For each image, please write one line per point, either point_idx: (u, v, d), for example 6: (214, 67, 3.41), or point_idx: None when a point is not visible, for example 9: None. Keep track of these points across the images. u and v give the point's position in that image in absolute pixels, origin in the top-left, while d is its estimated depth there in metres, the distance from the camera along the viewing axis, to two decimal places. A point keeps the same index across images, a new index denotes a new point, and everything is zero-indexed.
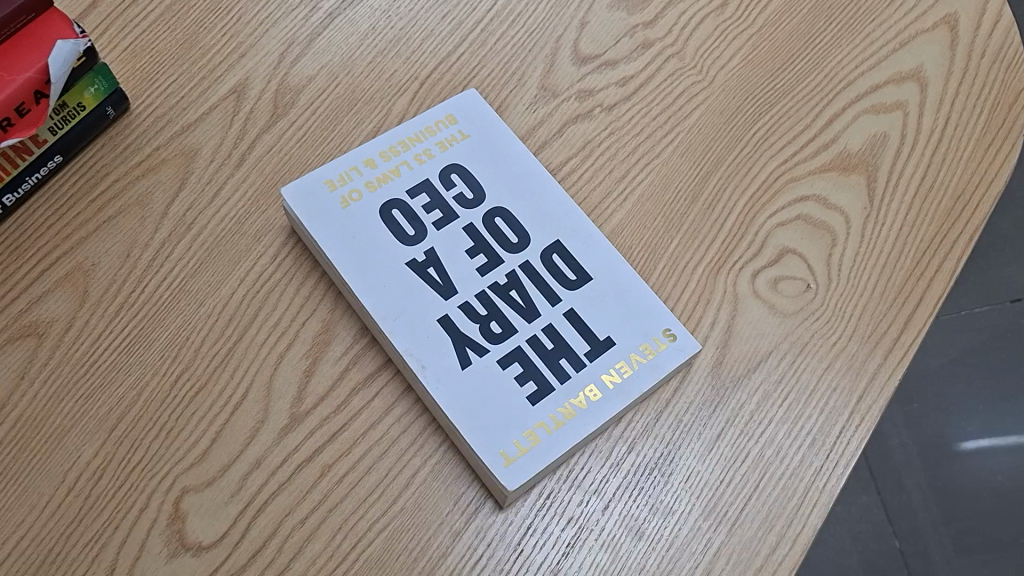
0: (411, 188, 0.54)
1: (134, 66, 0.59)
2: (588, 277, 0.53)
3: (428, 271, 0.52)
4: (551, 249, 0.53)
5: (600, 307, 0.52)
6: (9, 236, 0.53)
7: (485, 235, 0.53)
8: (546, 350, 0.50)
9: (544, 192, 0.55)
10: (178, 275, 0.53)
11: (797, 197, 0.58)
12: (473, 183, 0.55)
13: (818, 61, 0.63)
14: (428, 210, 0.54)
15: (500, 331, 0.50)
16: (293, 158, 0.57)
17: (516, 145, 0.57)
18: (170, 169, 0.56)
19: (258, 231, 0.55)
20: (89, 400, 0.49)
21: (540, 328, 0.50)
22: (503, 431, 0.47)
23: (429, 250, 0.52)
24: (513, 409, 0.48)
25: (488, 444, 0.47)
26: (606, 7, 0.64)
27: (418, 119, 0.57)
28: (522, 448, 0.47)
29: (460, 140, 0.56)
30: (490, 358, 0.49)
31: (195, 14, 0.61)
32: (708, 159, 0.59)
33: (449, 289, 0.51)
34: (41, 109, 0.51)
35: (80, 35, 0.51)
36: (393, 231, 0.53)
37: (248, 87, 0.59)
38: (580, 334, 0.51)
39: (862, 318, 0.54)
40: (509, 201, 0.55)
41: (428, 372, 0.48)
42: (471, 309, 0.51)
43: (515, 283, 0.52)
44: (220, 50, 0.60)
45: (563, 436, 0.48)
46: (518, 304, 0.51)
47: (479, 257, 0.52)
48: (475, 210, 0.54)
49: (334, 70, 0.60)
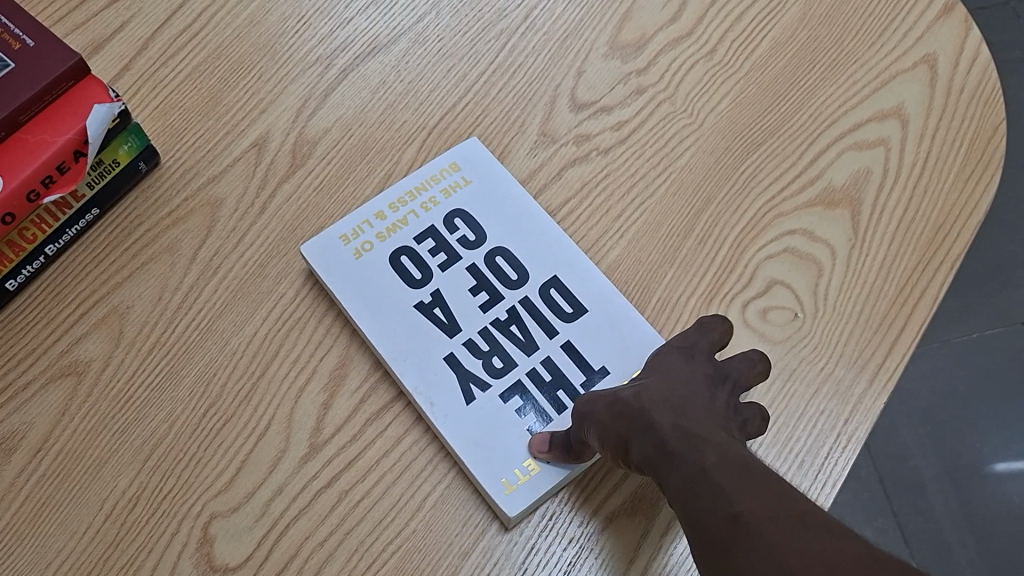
0: (418, 234, 0.59)
1: (164, 123, 0.64)
2: (584, 309, 0.57)
3: (435, 311, 0.56)
4: (548, 284, 0.57)
5: (596, 338, 0.56)
6: (50, 283, 0.58)
7: (487, 274, 0.58)
8: (545, 382, 0.54)
9: (542, 231, 0.59)
10: (206, 316, 0.57)
11: (784, 231, 0.61)
12: (475, 226, 0.59)
13: (804, 101, 0.66)
14: (434, 253, 0.58)
15: (501, 365, 0.55)
16: (310, 206, 0.62)
17: (515, 186, 0.61)
18: (198, 218, 0.61)
19: (279, 274, 0.59)
20: (125, 432, 0.54)
21: (539, 361, 0.55)
22: (505, 460, 0.52)
23: (435, 291, 0.57)
24: (517, 438, 0.52)
25: (491, 474, 0.51)
26: (601, 57, 0.68)
27: (423, 169, 0.61)
28: (522, 476, 0.51)
29: (463, 186, 0.61)
30: (492, 392, 0.54)
31: (218, 74, 0.66)
32: (699, 197, 0.62)
33: (454, 327, 0.56)
34: (79, 166, 0.56)
35: (115, 99, 0.56)
36: (401, 277, 0.57)
37: (269, 140, 0.64)
38: (576, 365, 0.55)
39: (848, 344, 0.57)
40: (509, 240, 0.59)
41: (436, 409, 0.53)
42: (474, 346, 0.55)
43: (516, 319, 0.56)
44: (242, 107, 0.65)
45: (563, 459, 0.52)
46: (518, 339, 0.55)
47: (482, 294, 0.57)
48: (478, 252, 0.58)
49: (348, 122, 0.65)
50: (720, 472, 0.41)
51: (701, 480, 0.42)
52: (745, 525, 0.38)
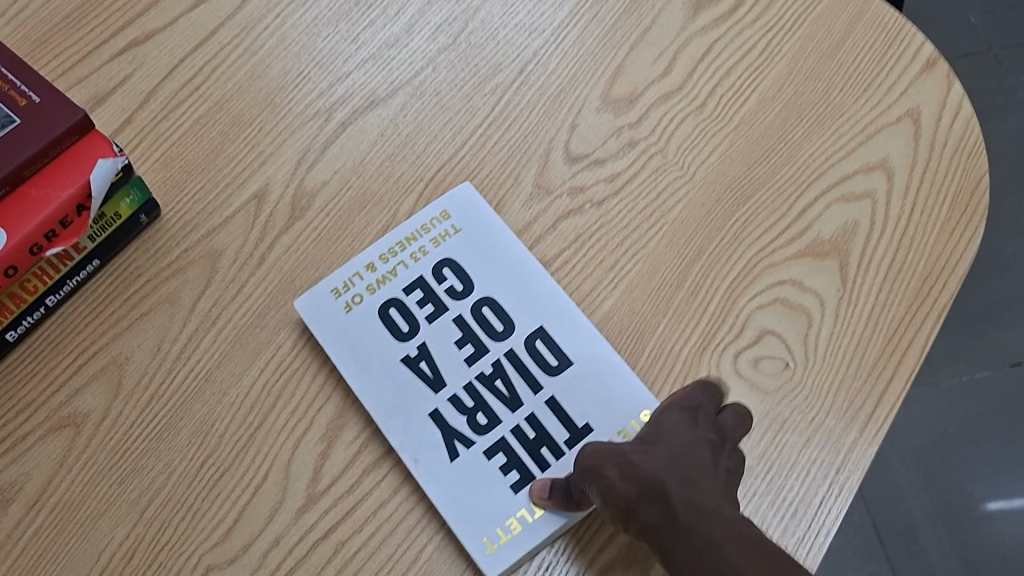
0: (407, 285, 0.60)
1: (165, 175, 0.65)
2: (569, 362, 0.58)
3: (421, 365, 0.57)
4: (534, 335, 0.58)
5: (581, 391, 0.57)
6: (49, 333, 0.59)
7: (473, 325, 0.59)
8: (528, 439, 0.55)
9: (530, 280, 0.60)
10: (204, 367, 0.58)
11: (774, 281, 0.62)
12: (463, 276, 0.60)
13: (791, 154, 0.67)
14: (422, 305, 0.59)
15: (485, 422, 0.56)
16: (309, 257, 0.63)
17: (503, 235, 0.62)
18: (197, 269, 0.62)
19: (277, 325, 0.60)
20: (122, 484, 0.54)
21: (523, 418, 0.56)
22: (487, 519, 0.53)
23: (421, 344, 0.58)
24: (499, 497, 0.53)
25: (474, 533, 0.52)
26: (595, 110, 0.68)
27: (414, 219, 0.62)
28: (504, 536, 0.52)
29: (453, 235, 0.62)
30: (476, 449, 0.55)
31: (219, 127, 0.67)
32: (691, 248, 0.64)
33: (440, 382, 0.57)
34: (82, 220, 0.57)
35: (119, 154, 0.57)
36: (389, 330, 0.59)
37: (269, 192, 0.65)
38: (560, 422, 0.56)
39: (839, 394, 0.58)
40: (496, 290, 0.60)
41: (421, 466, 0.54)
42: (459, 401, 0.56)
43: (501, 373, 0.57)
44: (242, 159, 0.66)
45: (549, 516, 0.53)
46: (502, 393, 0.56)
47: (467, 347, 0.58)
48: (465, 302, 0.59)
49: (346, 174, 0.66)
50: (729, 545, 0.43)
51: (711, 550, 0.43)
52: None
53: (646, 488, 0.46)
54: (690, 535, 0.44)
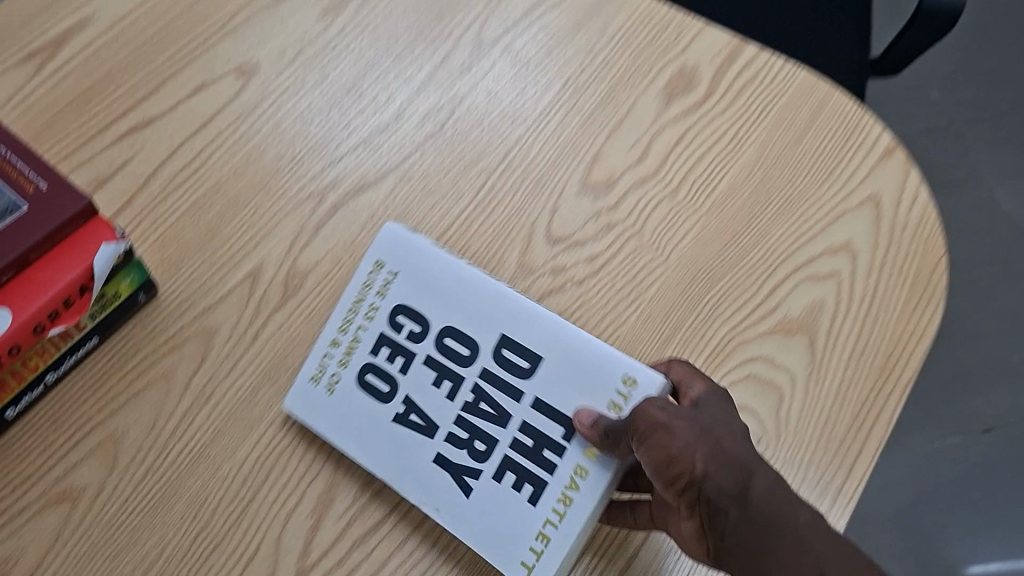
0: (372, 347, 0.62)
1: (163, 255, 0.68)
2: (539, 359, 0.59)
3: (411, 418, 0.60)
4: (499, 346, 0.59)
5: (558, 390, 0.58)
6: (49, 409, 0.61)
7: (442, 360, 0.60)
8: (529, 448, 0.58)
9: (478, 290, 0.61)
10: (199, 441, 0.61)
11: (746, 357, 0.66)
12: (416, 317, 0.61)
13: (760, 236, 0.71)
14: (391, 359, 0.61)
15: (483, 447, 0.58)
16: (301, 335, 0.65)
17: (437, 258, 0.62)
18: (193, 346, 0.64)
19: (270, 400, 0.62)
20: (116, 557, 0.58)
21: (516, 430, 0.58)
22: (534, 519, 0.56)
23: (405, 398, 0.60)
24: (521, 514, 0.57)
25: (510, 557, 0.56)
26: (574, 194, 0.73)
27: (356, 278, 0.63)
28: (538, 552, 0.56)
29: (394, 280, 0.62)
30: (485, 477, 0.58)
31: (216, 208, 0.70)
32: (667, 326, 0.68)
33: (432, 427, 0.59)
34: (84, 300, 0.59)
35: (121, 237, 0.60)
36: (371, 395, 0.61)
37: (263, 271, 0.68)
38: (551, 420, 0.58)
39: (811, 466, 0.63)
40: (451, 316, 0.61)
41: (443, 514, 0.58)
42: (455, 438, 0.59)
43: (481, 396, 0.59)
44: (237, 240, 0.69)
45: (587, 490, 0.56)
46: (490, 414, 0.59)
47: (444, 384, 0.60)
48: (426, 341, 0.61)
49: (338, 254, 0.69)
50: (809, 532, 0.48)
51: (790, 532, 0.48)
52: None
53: (723, 461, 0.50)
54: (770, 514, 0.48)
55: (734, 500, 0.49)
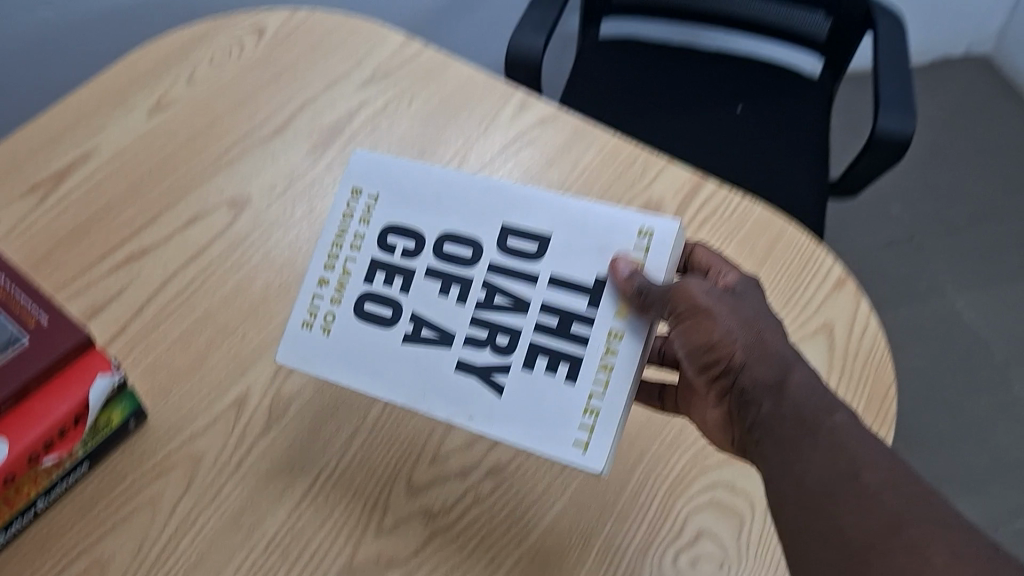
0: (366, 275, 0.66)
1: (153, 382, 0.71)
2: (546, 236, 0.63)
3: (423, 332, 0.64)
4: (503, 236, 0.64)
5: (569, 256, 0.63)
6: (37, 534, 0.64)
7: (443, 266, 0.65)
8: (554, 328, 0.62)
9: (467, 193, 0.66)
10: (182, 568, 0.63)
11: (708, 483, 0.68)
12: (408, 234, 0.66)
13: None
14: (389, 282, 0.66)
15: (506, 340, 0.63)
16: (283, 461, 0.68)
17: (409, 171, 0.68)
18: (179, 472, 0.67)
19: (252, 526, 0.65)
20: None
21: (538, 317, 0.62)
22: (578, 395, 0.60)
23: (413, 314, 0.65)
24: (561, 400, 0.61)
25: (559, 438, 0.60)
26: None
27: (332, 215, 0.68)
28: (589, 434, 0.60)
29: (376, 203, 0.68)
30: (516, 371, 0.62)
31: (205, 336, 0.74)
32: (634, 452, 0.69)
33: (447, 337, 0.64)
34: (77, 429, 0.62)
35: (115, 370, 0.63)
36: (376, 322, 0.65)
37: (249, 398, 0.71)
38: (572, 293, 0.62)
39: None
40: (443, 220, 0.66)
41: (476, 419, 0.62)
42: (474, 339, 0.63)
43: (495, 290, 0.63)
44: (224, 367, 0.72)
45: (623, 357, 0.60)
46: (507, 305, 0.63)
47: (452, 288, 0.64)
48: (422, 255, 0.66)
49: (321, 381, 0.72)
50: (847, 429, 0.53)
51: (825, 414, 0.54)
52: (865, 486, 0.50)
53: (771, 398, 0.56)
54: (816, 436, 0.53)
55: (771, 389, 0.56)
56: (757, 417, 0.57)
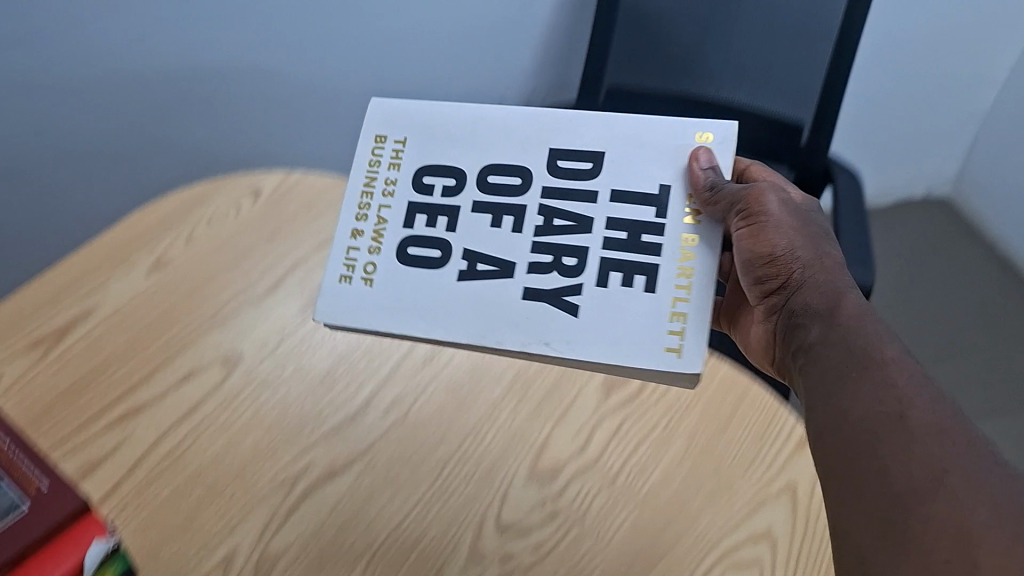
0: (405, 220, 0.77)
1: (144, 540, 0.74)
2: (600, 157, 0.76)
3: (479, 266, 0.75)
4: (552, 158, 0.77)
5: (632, 163, 0.76)
6: None
7: (492, 202, 0.76)
8: (625, 241, 0.73)
9: (501, 120, 0.79)
10: None
11: None
12: (446, 172, 0.78)
13: (688, 525, 0.76)
14: (435, 220, 0.76)
15: (574, 262, 0.74)
16: None
17: (432, 114, 0.80)
18: None
19: None
20: None
21: (604, 234, 0.74)
22: (660, 303, 0.72)
23: (466, 252, 0.75)
24: (639, 315, 0.72)
25: (652, 347, 0.71)
26: (522, 482, 0.78)
27: (359, 158, 0.79)
28: (676, 330, 0.71)
29: (404, 146, 0.79)
30: (590, 289, 0.73)
31: (196, 495, 0.77)
32: None
33: (508, 267, 0.74)
34: None
35: (111, 534, 0.66)
36: (426, 264, 0.76)
37: (235, 557, 0.73)
38: (638, 225, 0.74)
39: None
40: (479, 167, 0.77)
41: (553, 343, 0.72)
42: (540, 266, 0.74)
43: (552, 214, 0.75)
44: (212, 527, 0.75)
45: (700, 255, 0.72)
46: (571, 227, 0.74)
47: (506, 218, 0.76)
48: (464, 193, 0.77)
49: (304, 541, 0.75)
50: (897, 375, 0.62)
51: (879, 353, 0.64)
52: (903, 428, 0.58)
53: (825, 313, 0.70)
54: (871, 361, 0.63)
55: (819, 315, 0.71)
56: (806, 337, 0.71)
